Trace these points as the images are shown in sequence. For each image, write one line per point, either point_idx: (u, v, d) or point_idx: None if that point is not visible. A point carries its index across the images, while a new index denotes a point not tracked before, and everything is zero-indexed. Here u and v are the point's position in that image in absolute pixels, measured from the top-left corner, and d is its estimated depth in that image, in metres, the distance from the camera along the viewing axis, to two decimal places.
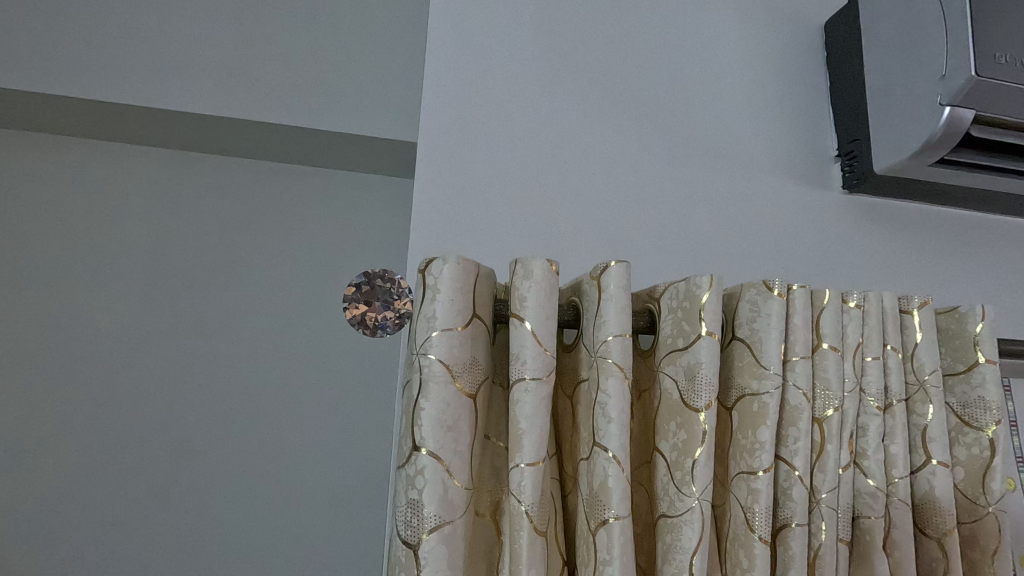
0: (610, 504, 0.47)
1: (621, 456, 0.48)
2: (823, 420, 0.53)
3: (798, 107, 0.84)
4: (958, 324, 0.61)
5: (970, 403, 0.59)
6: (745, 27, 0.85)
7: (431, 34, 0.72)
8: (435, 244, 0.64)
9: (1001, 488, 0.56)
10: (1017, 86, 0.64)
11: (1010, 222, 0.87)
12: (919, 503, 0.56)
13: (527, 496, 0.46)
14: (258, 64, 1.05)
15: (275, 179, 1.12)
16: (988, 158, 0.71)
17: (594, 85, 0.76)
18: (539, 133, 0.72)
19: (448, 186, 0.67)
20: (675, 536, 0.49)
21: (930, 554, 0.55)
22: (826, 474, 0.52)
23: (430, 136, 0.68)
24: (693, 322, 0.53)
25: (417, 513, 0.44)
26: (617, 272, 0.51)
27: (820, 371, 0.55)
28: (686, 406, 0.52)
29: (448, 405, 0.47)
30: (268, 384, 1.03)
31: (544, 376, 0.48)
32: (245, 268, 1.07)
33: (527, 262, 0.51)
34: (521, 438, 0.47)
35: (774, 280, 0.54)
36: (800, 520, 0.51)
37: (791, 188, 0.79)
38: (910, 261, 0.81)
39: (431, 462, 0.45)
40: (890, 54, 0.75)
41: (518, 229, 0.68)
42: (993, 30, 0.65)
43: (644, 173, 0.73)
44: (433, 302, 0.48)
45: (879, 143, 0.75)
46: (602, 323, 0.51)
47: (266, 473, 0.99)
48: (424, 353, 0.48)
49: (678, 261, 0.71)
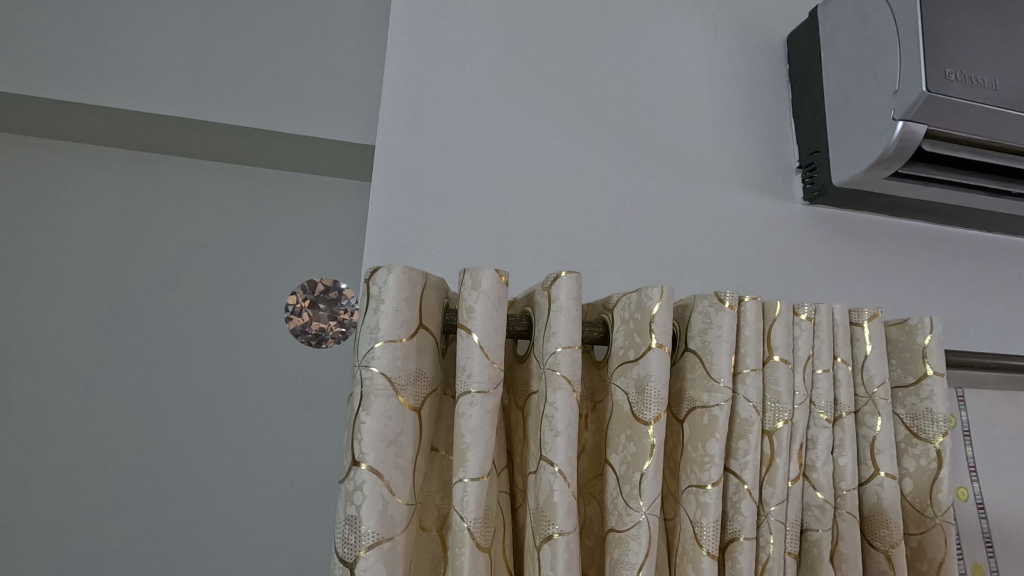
0: (555, 519, 0.46)
1: (568, 470, 0.47)
2: (773, 432, 0.53)
3: (760, 118, 0.84)
4: (908, 336, 0.62)
5: (919, 415, 0.60)
6: (710, 38, 0.86)
7: (391, 39, 0.71)
8: (388, 252, 0.63)
9: (948, 500, 0.57)
10: (965, 103, 0.66)
11: (967, 234, 0.89)
12: (868, 515, 0.56)
13: (470, 512, 0.45)
14: (223, 66, 1.03)
15: (238, 182, 1.10)
16: (941, 173, 0.73)
17: (556, 93, 0.75)
18: (501, 140, 0.71)
19: (405, 193, 0.66)
20: (622, 551, 0.48)
21: (878, 566, 0.55)
22: (775, 487, 0.52)
23: (387, 142, 0.67)
24: (643, 334, 0.52)
25: (355, 530, 0.43)
26: (568, 282, 0.51)
27: (771, 384, 0.55)
28: (636, 418, 0.51)
29: (390, 418, 0.45)
30: (227, 393, 1.00)
31: (491, 389, 0.48)
32: (206, 273, 1.04)
33: (476, 272, 0.50)
34: (465, 452, 0.46)
35: (725, 292, 0.54)
36: (749, 534, 0.50)
37: (752, 199, 0.79)
38: (868, 272, 0.81)
39: (371, 477, 0.44)
40: (847, 69, 0.76)
41: (476, 236, 0.67)
42: (944, 47, 0.67)
43: (605, 181, 0.73)
44: (377, 313, 0.47)
45: (838, 156, 0.76)
46: (551, 334, 0.50)
47: (224, 485, 0.97)
48: (366, 365, 0.46)
49: (638, 270, 0.71)
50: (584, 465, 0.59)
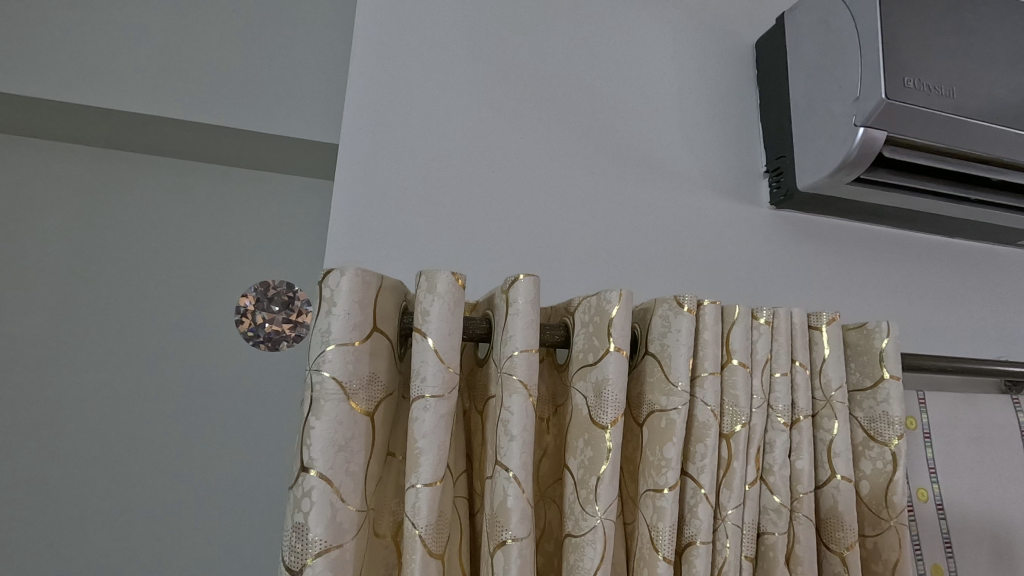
0: (509, 525, 0.45)
1: (522, 476, 0.47)
2: (731, 435, 0.54)
3: (729, 122, 0.85)
4: (866, 339, 0.62)
5: (875, 417, 0.60)
6: (679, 42, 0.86)
7: (356, 37, 0.70)
8: (349, 254, 0.62)
9: (902, 501, 0.58)
10: (922, 110, 0.67)
11: (929, 239, 0.91)
12: (825, 517, 0.57)
13: (422, 518, 0.44)
14: (190, 62, 1.01)
15: (207, 182, 1.08)
16: (901, 178, 0.74)
17: (524, 95, 0.75)
18: (467, 141, 0.71)
19: (368, 195, 0.65)
20: (577, 557, 0.48)
21: (833, 568, 0.56)
22: (732, 491, 0.52)
23: (351, 142, 0.66)
24: (602, 337, 0.52)
25: (302, 538, 0.42)
26: (526, 285, 0.51)
27: (729, 387, 0.55)
28: (594, 422, 0.51)
29: (340, 423, 0.45)
30: (192, 396, 0.98)
31: (445, 394, 0.47)
32: (172, 274, 1.02)
33: (432, 276, 0.49)
34: (418, 457, 0.46)
35: (684, 296, 0.54)
36: (705, 538, 0.50)
37: (719, 202, 0.80)
38: (832, 276, 0.82)
39: (319, 483, 0.43)
40: (812, 74, 0.76)
41: (440, 238, 0.66)
42: (903, 55, 0.68)
43: (573, 184, 0.73)
44: (328, 316, 0.46)
45: (803, 160, 0.77)
46: (508, 338, 0.50)
47: (189, 491, 0.94)
48: (318, 370, 0.45)
49: (602, 273, 0.71)
50: (544, 469, 0.59)
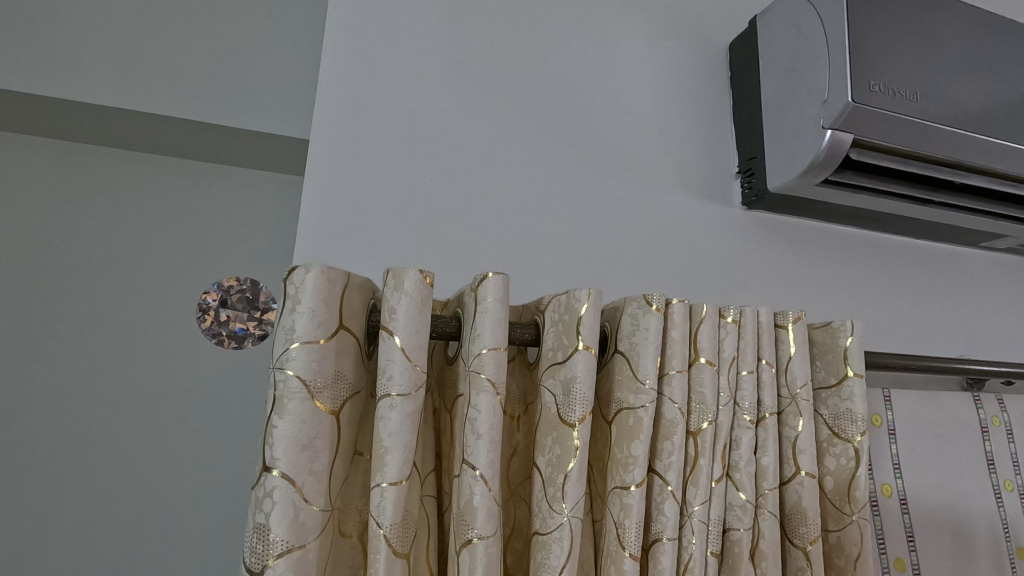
0: (475, 523, 0.45)
1: (489, 474, 0.47)
2: (698, 433, 0.54)
3: (703, 123, 0.86)
4: (832, 338, 0.63)
5: (840, 415, 0.61)
6: (654, 42, 0.86)
7: (328, 32, 0.69)
8: (319, 251, 0.62)
9: (864, 496, 0.59)
10: (887, 114, 0.69)
11: (895, 240, 0.93)
12: (789, 513, 0.58)
13: (387, 517, 0.44)
14: (160, 54, 0.99)
15: (177, 176, 1.05)
16: (868, 180, 0.75)
17: (499, 93, 0.75)
18: (440, 139, 0.70)
19: (339, 191, 0.64)
20: (544, 555, 0.48)
21: (797, 563, 0.57)
22: (698, 488, 0.53)
23: (322, 138, 0.65)
24: (571, 336, 0.52)
25: (264, 538, 0.41)
26: (495, 283, 0.50)
27: (696, 385, 0.55)
28: (562, 420, 0.51)
29: (304, 422, 0.44)
30: (161, 395, 0.96)
31: (412, 392, 0.47)
32: (140, 271, 1.00)
33: (399, 273, 0.49)
34: (384, 456, 0.45)
35: (653, 294, 0.54)
36: (671, 535, 0.51)
37: (691, 202, 0.81)
38: (800, 276, 0.84)
39: (282, 483, 0.42)
40: (783, 77, 0.78)
41: (412, 236, 0.66)
42: (869, 60, 0.69)
43: (546, 183, 0.73)
44: (293, 314, 0.46)
45: (773, 162, 0.78)
46: (476, 336, 0.50)
47: (157, 492, 0.92)
48: (281, 368, 0.45)
49: (574, 272, 0.71)
50: (514, 467, 0.59)
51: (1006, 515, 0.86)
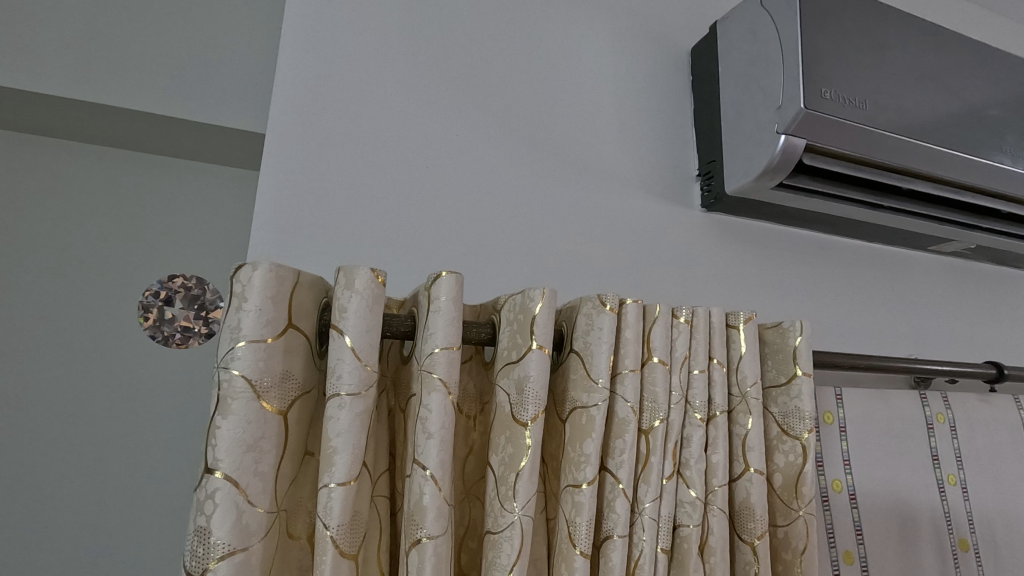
0: (424, 523, 0.45)
1: (439, 474, 0.47)
2: (650, 431, 0.55)
3: (664, 126, 0.87)
4: (782, 337, 0.65)
5: (789, 413, 0.63)
6: (617, 45, 0.87)
7: (286, 26, 0.68)
8: (273, 248, 0.61)
9: (811, 492, 0.60)
10: (838, 121, 0.71)
11: (848, 242, 0.96)
12: (738, 509, 0.59)
13: (334, 518, 0.44)
14: (116, 44, 0.96)
15: (134, 170, 1.02)
16: (820, 185, 0.78)
17: (461, 91, 0.75)
18: (401, 136, 0.70)
19: (297, 187, 0.63)
20: (495, 553, 0.48)
21: (745, 557, 0.58)
22: (649, 485, 0.54)
23: (279, 134, 0.64)
24: (525, 335, 0.53)
25: (205, 541, 0.41)
26: (448, 282, 0.50)
27: (649, 384, 0.56)
28: (515, 419, 0.51)
29: (249, 422, 0.43)
30: (115, 396, 0.93)
31: (362, 392, 0.46)
32: (93, 267, 0.96)
33: (351, 272, 0.48)
34: (332, 456, 0.45)
35: (607, 295, 0.55)
36: (622, 531, 0.51)
37: (651, 203, 0.82)
38: (756, 277, 0.86)
39: (225, 485, 0.42)
40: (742, 83, 0.79)
41: (371, 233, 0.65)
42: (821, 68, 0.71)
43: (508, 182, 0.73)
44: (239, 312, 0.45)
45: (731, 166, 0.79)
46: (429, 335, 0.50)
47: (110, 495, 0.90)
48: (226, 367, 0.44)
49: (534, 271, 0.72)
50: (470, 467, 0.59)
51: (949, 508, 0.90)
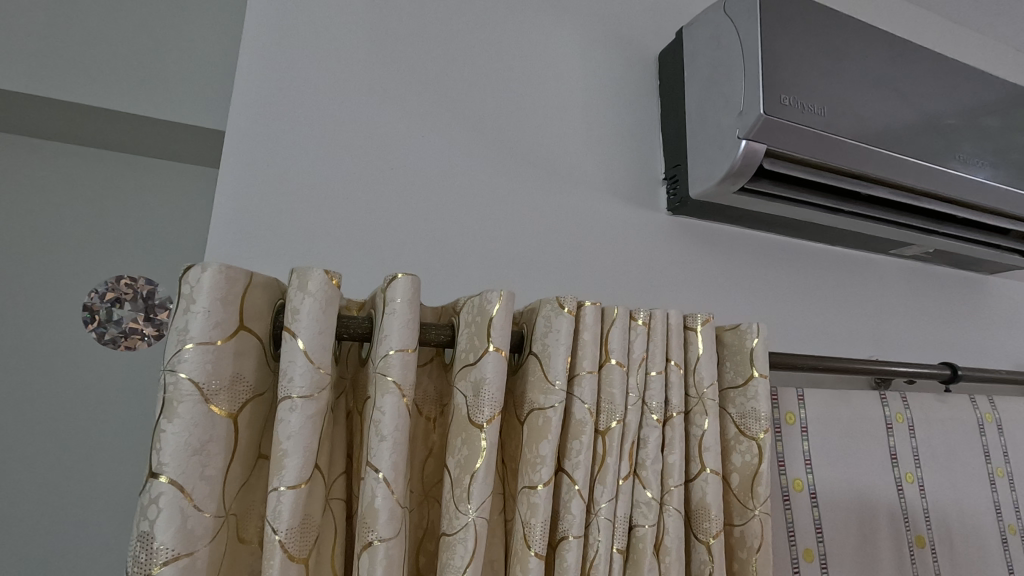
0: (375, 526, 0.45)
1: (392, 477, 0.46)
2: (606, 432, 0.56)
3: (631, 129, 0.88)
4: (739, 339, 0.66)
5: (745, 413, 0.64)
6: (585, 49, 0.88)
7: (247, 24, 0.68)
8: (231, 249, 0.60)
9: (766, 491, 0.61)
10: (796, 126, 0.72)
11: (811, 246, 0.98)
12: (694, 508, 0.60)
13: (284, 521, 0.43)
14: (74, 37, 0.93)
15: (95, 169, 1.00)
16: (781, 189, 0.79)
17: (426, 93, 0.75)
18: (364, 137, 0.70)
19: (255, 187, 0.63)
20: (448, 555, 0.49)
21: (700, 557, 0.59)
22: (605, 486, 0.54)
23: (239, 134, 0.64)
24: (482, 337, 0.53)
25: (147, 547, 0.40)
26: (404, 285, 0.50)
27: (606, 386, 0.57)
28: (471, 421, 0.51)
29: (196, 426, 0.43)
30: (75, 398, 0.91)
31: (314, 394, 0.46)
32: (51, 267, 0.94)
33: (304, 273, 0.48)
34: (282, 459, 0.44)
35: (565, 297, 0.55)
36: (577, 532, 0.52)
37: (617, 206, 0.83)
38: (720, 279, 0.87)
39: (169, 490, 0.41)
40: (706, 88, 0.80)
41: (331, 234, 0.65)
42: (780, 75, 0.73)
43: (473, 184, 0.74)
44: (187, 314, 0.44)
45: (695, 170, 0.80)
46: (384, 337, 0.50)
47: (67, 498, 0.88)
48: (173, 370, 0.43)
49: (498, 272, 0.72)
50: (429, 469, 0.59)
51: (907, 506, 0.92)
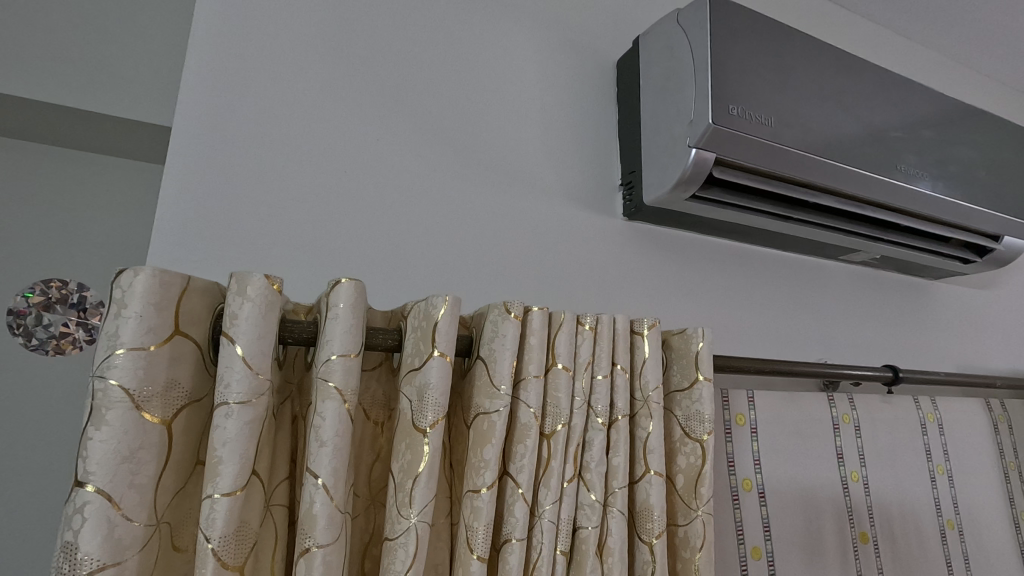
0: (314, 532, 0.45)
1: (331, 483, 0.46)
2: (551, 435, 0.56)
3: (589, 135, 0.89)
4: (686, 343, 0.68)
5: (691, 415, 0.65)
6: (544, 55, 0.89)
7: (195, 21, 0.66)
8: (175, 252, 0.59)
9: (709, 492, 0.63)
10: (744, 136, 0.74)
11: (763, 252, 1.00)
12: (638, 509, 0.61)
13: (218, 529, 0.43)
14: (15, 26, 0.89)
15: (45, 169, 0.98)
16: (730, 198, 0.81)
17: (382, 96, 0.74)
18: (317, 139, 0.69)
19: (202, 188, 0.62)
20: (389, 560, 0.49)
21: (644, 557, 0.60)
22: (549, 489, 0.55)
23: (184, 133, 0.62)
24: (427, 342, 0.53)
25: (71, 558, 0.39)
26: (347, 290, 0.50)
27: (552, 390, 0.57)
28: (415, 426, 0.52)
29: (127, 433, 0.42)
30: (19, 400, 0.89)
31: (252, 400, 0.46)
32: None
33: (243, 278, 0.48)
34: (217, 466, 0.44)
35: (512, 302, 0.56)
36: (521, 535, 0.52)
37: (572, 210, 0.84)
38: (673, 284, 0.89)
39: (96, 498, 0.40)
40: (660, 97, 0.82)
41: (281, 237, 0.64)
42: (729, 86, 0.75)
43: (428, 188, 0.74)
44: (118, 319, 0.43)
45: (649, 177, 0.82)
46: (326, 342, 0.49)
47: (11, 499, 0.86)
48: (102, 377, 0.42)
49: (452, 276, 0.72)
50: (376, 473, 0.59)
51: (852, 503, 0.95)
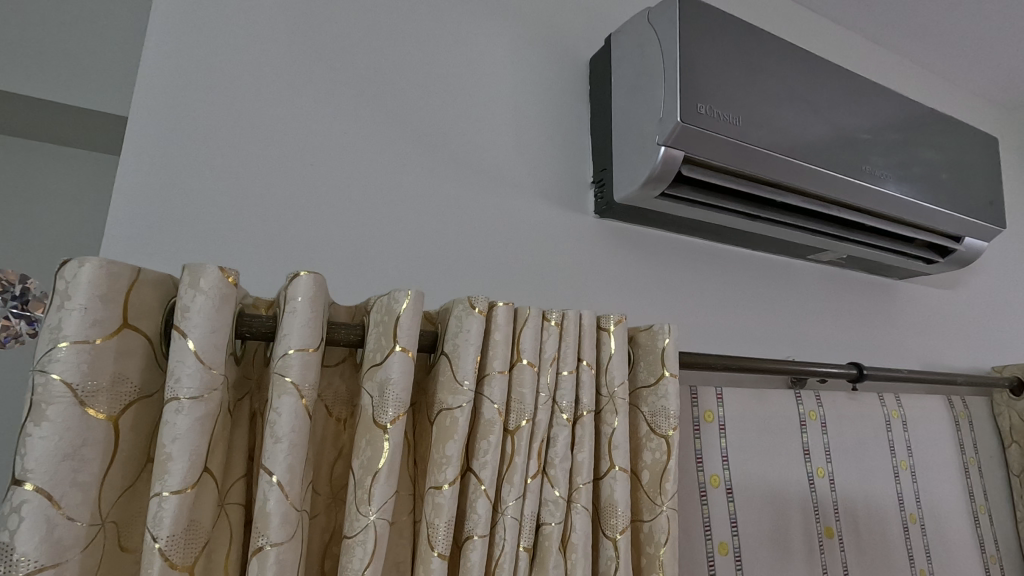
0: (268, 530, 0.44)
1: (287, 481, 0.45)
2: (515, 431, 0.56)
3: (561, 132, 0.89)
4: (653, 339, 0.68)
5: (657, 411, 0.66)
6: (517, 51, 0.88)
7: (155, 8, 0.64)
8: (131, 245, 0.58)
9: (674, 487, 0.63)
10: (713, 134, 0.75)
11: (733, 250, 1.02)
12: (603, 505, 0.61)
13: (166, 528, 0.42)
14: None
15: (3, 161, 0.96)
16: (699, 196, 0.82)
17: (350, 89, 0.73)
18: (283, 131, 0.68)
19: (160, 179, 0.60)
20: (347, 558, 0.48)
21: (608, 553, 0.60)
22: (512, 485, 0.54)
23: (141, 122, 0.61)
24: (389, 337, 0.52)
25: (6, 559, 0.37)
26: (307, 283, 0.49)
27: (517, 386, 0.57)
28: (376, 422, 0.51)
29: (69, 429, 0.40)
30: None
31: (204, 395, 0.44)
32: None
33: (197, 271, 0.46)
34: (166, 463, 0.43)
35: (476, 298, 0.55)
36: (483, 531, 0.52)
37: (543, 207, 0.84)
38: (643, 282, 0.90)
39: (35, 497, 0.38)
40: (631, 95, 0.82)
41: (243, 230, 0.63)
42: (698, 84, 0.75)
43: (397, 183, 0.73)
44: (61, 311, 0.42)
45: (619, 174, 0.82)
46: (284, 337, 0.48)
47: None
48: (43, 371, 0.41)
49: (420, 272, 0.72)
50: (337, 470, 0.58)
51: (817, 499, 0.97)
